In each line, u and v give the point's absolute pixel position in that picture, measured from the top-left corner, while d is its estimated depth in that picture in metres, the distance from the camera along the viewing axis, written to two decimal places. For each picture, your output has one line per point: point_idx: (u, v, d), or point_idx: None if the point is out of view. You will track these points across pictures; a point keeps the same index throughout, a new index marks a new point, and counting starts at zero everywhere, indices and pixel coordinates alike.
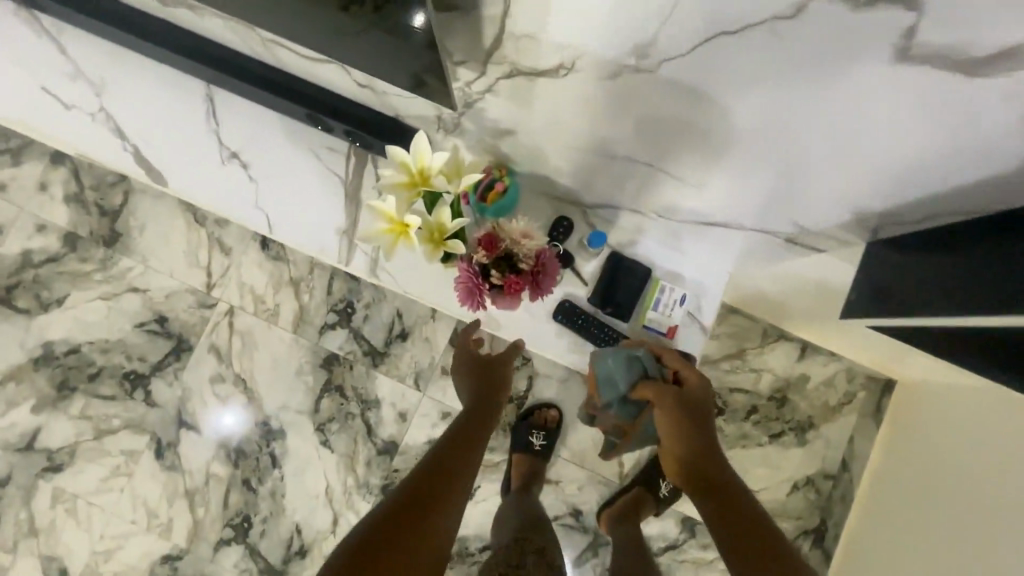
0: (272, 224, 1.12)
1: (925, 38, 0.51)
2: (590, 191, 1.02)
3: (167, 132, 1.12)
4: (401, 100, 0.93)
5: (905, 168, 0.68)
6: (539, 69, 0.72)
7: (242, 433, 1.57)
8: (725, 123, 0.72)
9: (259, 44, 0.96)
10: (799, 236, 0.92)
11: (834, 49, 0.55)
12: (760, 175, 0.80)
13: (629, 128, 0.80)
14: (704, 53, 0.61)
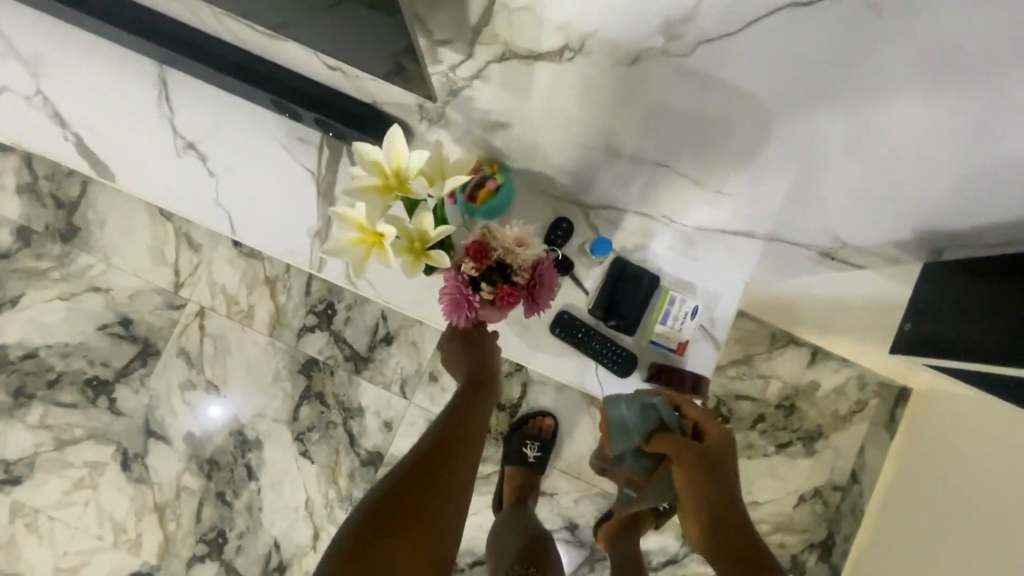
0: (235, 224, 1.00)
1: None
2: (593, 192, 0.91)
3: (114, 118, 0.98)
4: (376, 85, 0.80)
5: (996, 180, 0.56)
6: (536, 51, 0.60)
7: (215, 444, 1.46)
8: (762, 120, 0.60)
9: (212, 19, 0.83)
10: (833, 248, 0.81)
11: (934, 37, 0.43)
12: (804, 180, 0.68)
13: (651, 122, 0.68)
14: (750, 36, 0.49)
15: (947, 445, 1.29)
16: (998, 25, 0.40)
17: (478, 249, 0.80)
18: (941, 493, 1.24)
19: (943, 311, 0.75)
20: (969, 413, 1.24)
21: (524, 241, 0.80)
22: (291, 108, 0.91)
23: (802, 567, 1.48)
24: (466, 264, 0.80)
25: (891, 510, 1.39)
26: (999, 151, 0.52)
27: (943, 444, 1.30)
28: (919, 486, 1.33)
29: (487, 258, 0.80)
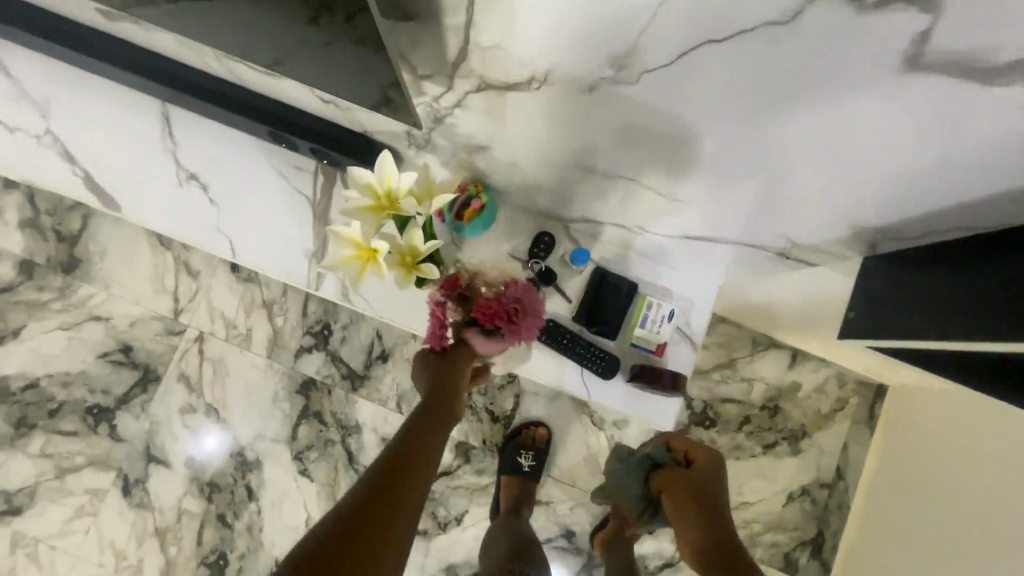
0: (235, 248, 1.05)
1: (938, 42, 0.46)
2: (571, 206, 0.97)
3: (121, 153, 1.04)
4: (366, 115, 0.87)
5: (905, 183, 0.64)
6: (509, 81, 0.67)
7: (215, 466, 1.49)
8: (716, 134, 0.67)
9: (215, 61, 0.90)
10: (792, 249, 0.88)
11: (836, 60, 0.50)
12: (745, 187, 0.76)
13: (608, 141, 0.76)
14: (695, 64, 0.56)
15: (927, 438, 1.33)
16: (887, 49, 0.48)
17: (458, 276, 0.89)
18: (930, 486, 1.27)
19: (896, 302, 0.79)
20: (942, 406, 1.30)
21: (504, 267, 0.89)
22: (288, 138, 0.98)
23: (795, 565, 1.52)
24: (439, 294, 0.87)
25: (881, 509, 1.41)
26: (909, 155, 0.59)
27: (922, 437, 1.35)
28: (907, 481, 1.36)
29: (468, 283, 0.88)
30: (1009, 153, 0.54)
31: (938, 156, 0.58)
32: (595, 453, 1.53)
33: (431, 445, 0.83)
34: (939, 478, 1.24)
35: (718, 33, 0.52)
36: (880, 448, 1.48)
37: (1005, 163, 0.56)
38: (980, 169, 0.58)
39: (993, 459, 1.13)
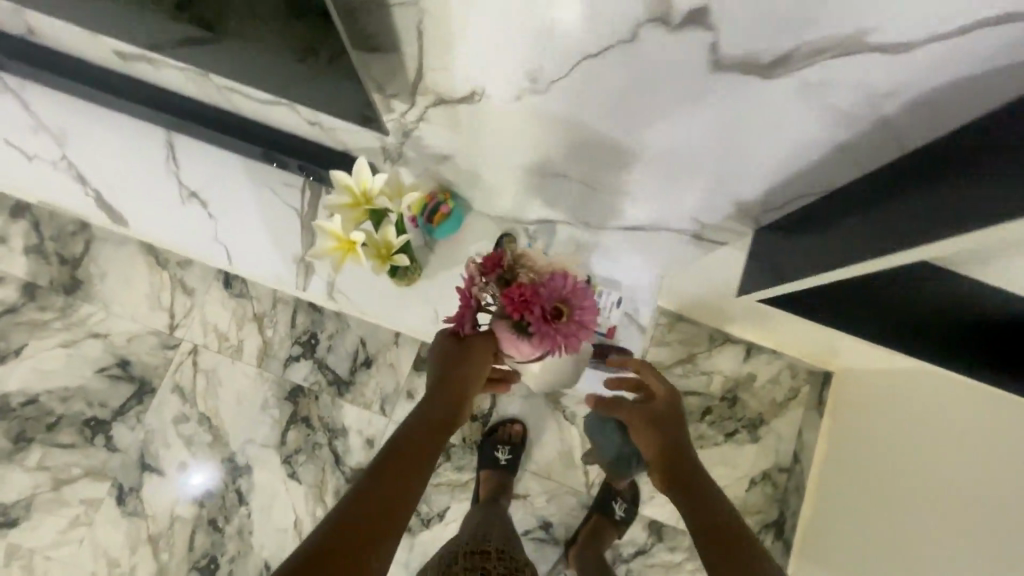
0: (231, 256, 1.18)
1: (729, 53, 0.51)
2: (526, 209, 1.11)
3: (129, 176, 1.18)
4: (347, 134, 1.02)
5: (767, 166, 0.69)
6: (457, 95, 0.73)
7: (207, 472, 1.57)
8: (601, 131, 0.73)
9: (214, 92, 1.05)
10: (703, 228, 0.95)
11: (662, 69, 0.56)
12: (641, 171, 0.81)
13: (514, 140, 0.82)
14: (563, 83, 0.63)
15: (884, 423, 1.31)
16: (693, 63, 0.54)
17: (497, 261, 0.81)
18: (887, 471, 1.24)
19: (796, 248, 0.77)
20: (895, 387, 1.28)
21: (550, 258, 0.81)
22: (279, 158, 1.13)
23: None
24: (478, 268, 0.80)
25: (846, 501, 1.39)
26: (760, 142, 0.64)
27: (875, 423, 1.36)
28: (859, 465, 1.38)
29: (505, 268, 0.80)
30: (839, 138, 0.58)
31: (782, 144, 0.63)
32: (568, 447, 1.63)
33: (431, 439, 0.78)
34: (897, 463, 1.22)
35: (568, 55, 0.57)
36: (829, 431, 1.58)
37: (837, 146, 0.60)
38: (821, 150, 0.62)
39: (947, 438, 1.09)
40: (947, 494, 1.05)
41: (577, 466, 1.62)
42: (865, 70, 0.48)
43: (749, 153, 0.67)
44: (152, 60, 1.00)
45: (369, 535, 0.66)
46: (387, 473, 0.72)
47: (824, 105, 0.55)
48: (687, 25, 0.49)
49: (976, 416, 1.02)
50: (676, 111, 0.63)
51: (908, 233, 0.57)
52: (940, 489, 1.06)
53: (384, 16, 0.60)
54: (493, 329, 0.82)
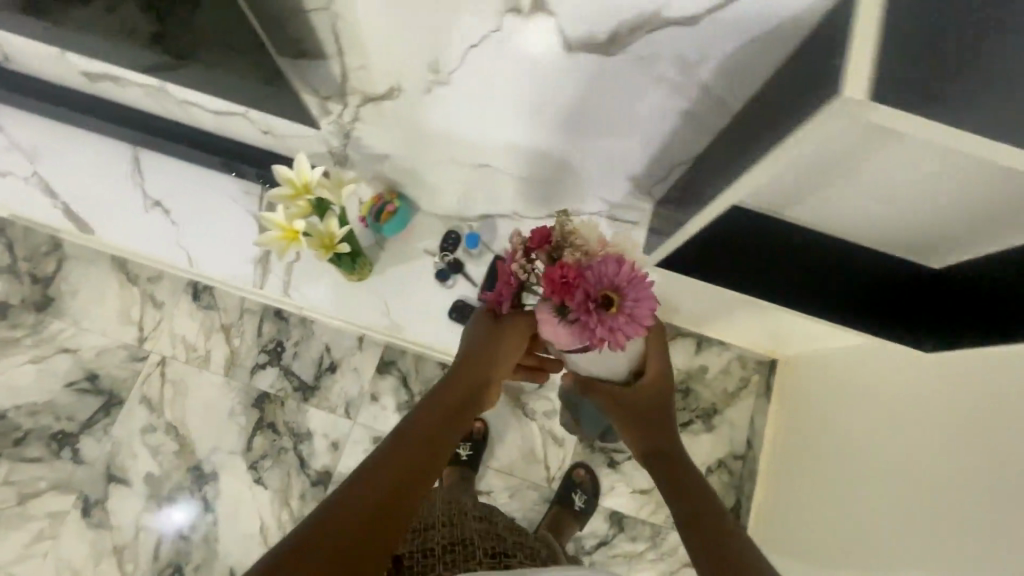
0: (192, 259, 1.25)
1: (573, 35, 0.57)
2: (467, 206, 1.20)
3: (96, 188, 1.26)
4: (296, 141, 1.11)
5: (642, 140, 0.75)
6: (378, 93, 0.83)
7: (174, 481, 1.60)
8: (499, 114, 0.78)
9: (174, 106, 1.14)
10: (613, 211, 1.00)
11: (530, 52, 0.62)
12: (543, 153, 0.87)
13: (427, 126, 0.88)
14: (462, 75, 0.71)
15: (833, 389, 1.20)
16: (551, 47, 0.60)
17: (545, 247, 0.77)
18: (843, 443, 1.10)
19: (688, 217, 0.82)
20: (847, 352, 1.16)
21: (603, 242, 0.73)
22: (238, 167, 1.23)
23: None
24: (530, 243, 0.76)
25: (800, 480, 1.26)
26: (630, 118, 0.71)
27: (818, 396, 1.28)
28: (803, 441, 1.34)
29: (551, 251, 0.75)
30: (690, 110, 0.65)
31: (649, 119, 0.70)
32: (528, 443, 1.68)
33: (416, 463, 0.69)
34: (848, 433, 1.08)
35: (456, 47, 0.65)
36: (777, 414, 1.65)
37: (690, 117, 0.67)
38: (680, 123, 0.69)
39: (903, 395, 0.93)
40: (902, 462, 0.89)
41: (538, 460, 1.67)
42: (681, 47, 0.55)
43: (635, 134, 0.74)
44: (117, 79, 1.10)
45: (360, 540, 0.58)
46: (373, 491, 0.63)
47: (668, 79, 0.61)
48: (539, 12, 0.55)
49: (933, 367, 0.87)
50: (558, 96, 0.70)
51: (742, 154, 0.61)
52: (894, 457, 0.91)
53: (304, 22, 0.70)
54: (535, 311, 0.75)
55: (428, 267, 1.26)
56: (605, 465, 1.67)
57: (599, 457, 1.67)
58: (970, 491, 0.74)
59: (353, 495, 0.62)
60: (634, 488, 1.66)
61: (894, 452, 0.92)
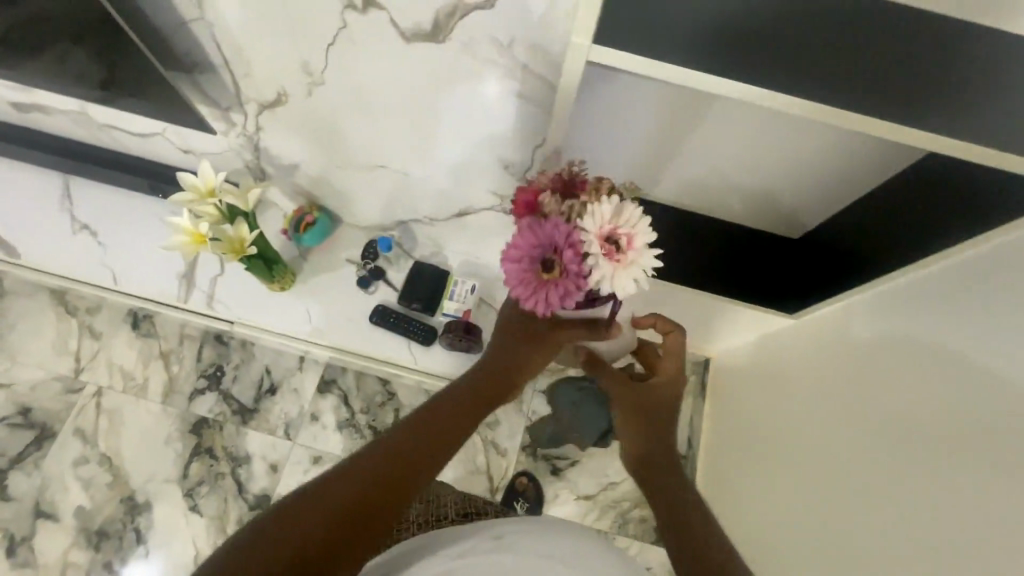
0: (116, 276, 1.28)
1: (406, 26, 0.68)
2: (393, 215, 1.24)
3: (26, 215, 1.31)
4: (213, 156, 1.17)
5: (499, 120, 0.83)
6: (269, 99, 0.91)
7: (104, 514, 1.56)
8: (374, 108, 0.87)
9: (99, 130, 1.21)
10: (504, 202, 1.07)
11: (379, 44, 0.72)
12: (429, 146, 0.95)
13: (324, 131, 0.98)
14: (333, 73, 0.80)
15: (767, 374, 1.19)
16: (392, 37, 0.70)
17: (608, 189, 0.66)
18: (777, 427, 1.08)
19: None
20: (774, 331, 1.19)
21: (598, 217, 0.59)
22: (161, 186, 1.27)
23: None
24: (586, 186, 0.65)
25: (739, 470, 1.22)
26: (483, 101, 0.79)
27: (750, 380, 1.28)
28: (727, 424, 1.36)
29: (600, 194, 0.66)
30: (523, 87, 0.74)
31: (498, 101, 0.78)
32: (470, 455, 1.67)
33: (397, 475, 0.67)
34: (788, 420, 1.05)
35: (320, 47, 0.75)
36: None
37: (528, 94, 0.75)
38: (523, 102, 0.78)
39: (844, 378, 0.89)
40: (847, 443, 0.85)
41: (481, 472, 1.66)
42: (490, 26, 0.65)
43: (491, 117, 0.83)
44: (43, 107, 1.18)
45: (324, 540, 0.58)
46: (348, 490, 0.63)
47: (495, 61, 0.70)
48: (370, 6, 0.66)
49: (874, 354, 0.84)
50: (416, 85, 0.79)
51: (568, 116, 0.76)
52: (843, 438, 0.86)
53: (188, 34, 0.80)
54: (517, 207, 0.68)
55: (351, 275, 1.30)
56: (548, 473, 1.66)
57: (543, 465, 1.67)
58: (906, 481, 0.71)
59: (320, 505, 0.61)
60: (578, 495, 1.64)
61: (835, 437, 0.88)
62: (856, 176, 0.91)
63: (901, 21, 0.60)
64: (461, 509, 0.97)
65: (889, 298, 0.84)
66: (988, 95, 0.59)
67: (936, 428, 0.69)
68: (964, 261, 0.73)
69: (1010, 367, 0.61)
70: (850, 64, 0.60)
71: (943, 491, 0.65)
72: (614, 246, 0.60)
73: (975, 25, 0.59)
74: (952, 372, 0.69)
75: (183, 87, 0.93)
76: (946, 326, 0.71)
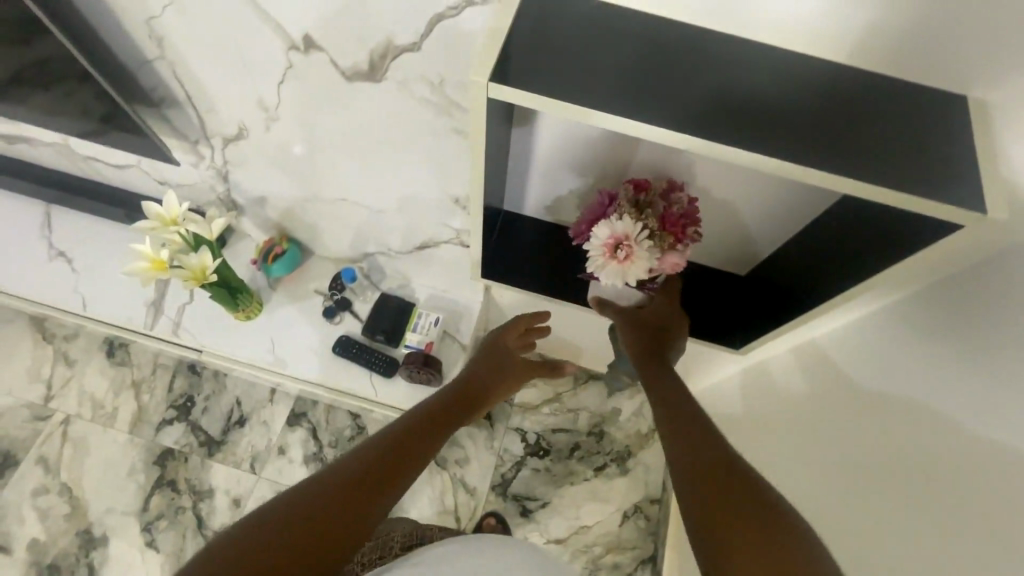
0: (86, 302, 1.29)
1: (347, 68, 0.74)
2: (362, 248, 1.27)
3: (5, 241, 1.35)
4: (185, 187, 1.21)
5: (441, 151, 0.86)
6: (231, 133, 0.97)
7: (58, 548, 1.52)
8: (325, 138, 0.91)
9: (82, 162, 1.26)
10: (461, 235, 1.10)
11: (321, 80, 0.78)
12: (383, 178, 0.98)
13: (278, 160, 1.01)
14: (285, 108, 0.86)
15: (753, 416, 1.14)
16: (332, 75, 0.76)
17: (668, 234, 0.80)
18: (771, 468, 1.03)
19: None
20: (750, 367, 1.16)
21: (621, 224, 0.77)
22: (137, 216, 1.31)
23: None
24: (656, 212, 0.81)
25: None
26: (425, 136, 0.84)
27: (729, 421, 1.23)
28: None
29: (662, 225, 0.81)
30: (457, 121, 0.78)
31: (438, 133, 0.82)
32: (438, 495, 1.60)
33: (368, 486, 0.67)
34: (774, 468, 1.02)
35: (271, 82, 0.82)
36: None
37: (463, 127, 0.79)
38: (459, 136, 0.81)
39: (838, 426, 0.85)
40: (849, 487, 0.80)
41: (449, 513, 1.59)
42: (417, 67, 0.71)
43: (434, 153, 0.87)
44: (30, 140, 1.23)
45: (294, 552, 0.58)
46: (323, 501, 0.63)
47: (428, 96, 0.75)
48: (311, 47, 0.73)
49: (850, 405, 0.83)
50: (363, 121, 0.84)
51: (500, 151, 0.79)
52: (844, 478, 0.81)
53: (152, 71, 0.88)
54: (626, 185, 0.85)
55: (318, 305, 1.31)
56: (517, 514, 1.59)
57: (512, 506, 1.60)
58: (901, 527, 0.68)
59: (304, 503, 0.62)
60: (549, 538, 1.57)
61: (834, 488, 0.83)
62: (787, 227, 0.90)
63: (797, 65, 0.63)
64: (408, 541, 0.91)
65: (859, 343, 0.85)
66: (893, 121, 0.60)
67: (918, 465, 0.68)
68: (922, 303, 0.74)
69: (975, 416, 0.62)
70: (753, 99, 0.61)
71: (941, 532, 0.63)
72: (610, 251, 0.79)
73: (866, 72, 0.63)
74: (918, 415, 0.70)
75: (147, 123, 0.99)
76: (911, 373, 0.73)
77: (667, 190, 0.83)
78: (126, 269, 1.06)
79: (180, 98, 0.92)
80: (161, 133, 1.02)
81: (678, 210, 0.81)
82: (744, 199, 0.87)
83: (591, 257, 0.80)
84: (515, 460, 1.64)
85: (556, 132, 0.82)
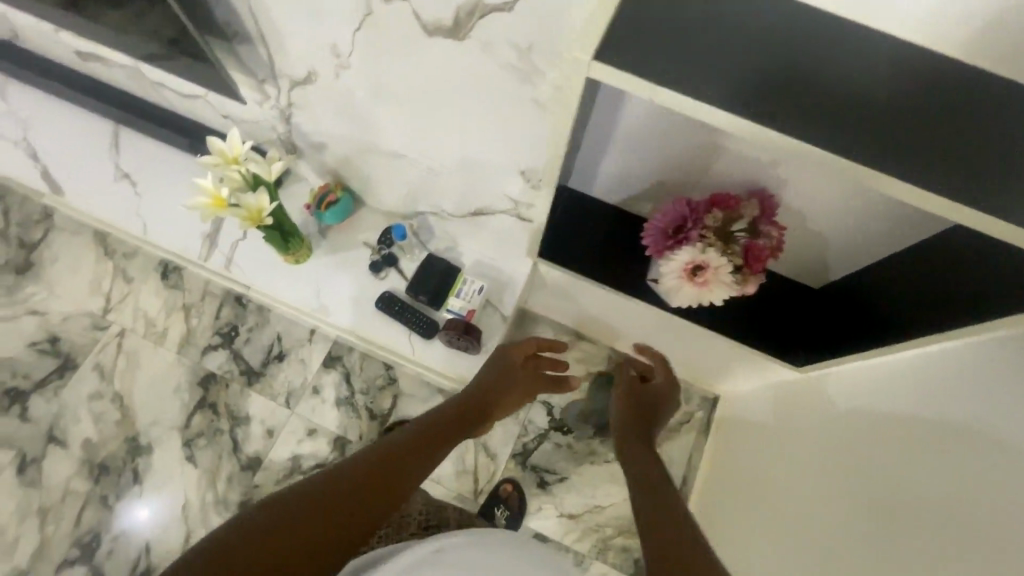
0: (146, 226, 1.33)
1: (428, 21, 0.70)
2: (415, 205, 1.24)
3: (74, 156, 1.38)
4: (247, 123, 1.20)
5: (514, 121, 0.82)
6: (300, 77, 0.94)
7: (108, 450, 1.64)
8: (395, 94, 0.88)
9: (150, 86, 1.27)
10: (519, 207, 1.05)
11: (399, 33, 0.74)
12: (447, 141, 0.94)
13: (345, 110, 0.98)
14: (358, 57, 0.82)
15: None
16: (411, 28, 0.72)
17: (751, 269, 0.81)
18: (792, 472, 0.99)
19: None
20: None
21: (707, 257, 0.78)
22: (199, 147, 1.31)
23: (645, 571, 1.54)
24: (743, 242, 0.79)
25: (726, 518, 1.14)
26: (500, 104, 0.79)
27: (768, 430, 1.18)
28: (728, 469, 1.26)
29: (746, 260, 0.80)
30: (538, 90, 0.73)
31: (514, 102, 0.77)
32: (460, 455, 1.63)
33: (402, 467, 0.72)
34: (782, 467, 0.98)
35: (346, 28, 0.78)
36: None
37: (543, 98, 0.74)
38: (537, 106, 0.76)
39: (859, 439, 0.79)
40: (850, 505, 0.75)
41: (468, 473, 1.62)
42: (503, 28, 0.66)
43: (505, 122, 0.82)
44: (102, 59, 1.24)
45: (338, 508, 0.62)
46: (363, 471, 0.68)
47: (510, 61, 0.70)
48: None
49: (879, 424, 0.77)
50: (437, 78, 0.79)
51: (579, 129, 0.74)
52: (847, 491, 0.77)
53: (226, 4, 0.85)
54: (716, 198, 0.81)
55: (366, 257, 1.31)
56: (535, 485, 1.61)
57: (531, 475, 1.62)
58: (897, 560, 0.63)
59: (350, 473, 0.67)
60: (562, 512, 1.59)
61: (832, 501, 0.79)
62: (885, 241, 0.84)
63: None
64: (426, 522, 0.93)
65: None
66: None
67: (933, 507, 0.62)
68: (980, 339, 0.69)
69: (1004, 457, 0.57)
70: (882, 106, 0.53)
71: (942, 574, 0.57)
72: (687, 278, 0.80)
73: None
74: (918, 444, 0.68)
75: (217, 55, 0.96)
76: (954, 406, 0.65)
77: (760, 215, 0.79)
78: (188, 204, 1.07)
79: (253, 34, 0.89)
80: (230, 67, 1.00)
81: (766, 245, 0.79)
82: (842, 208, 0.81)
83: (668, 278, 0.82)
84: (538, 433, 1.64)
85: (643, 114, 0.76)
